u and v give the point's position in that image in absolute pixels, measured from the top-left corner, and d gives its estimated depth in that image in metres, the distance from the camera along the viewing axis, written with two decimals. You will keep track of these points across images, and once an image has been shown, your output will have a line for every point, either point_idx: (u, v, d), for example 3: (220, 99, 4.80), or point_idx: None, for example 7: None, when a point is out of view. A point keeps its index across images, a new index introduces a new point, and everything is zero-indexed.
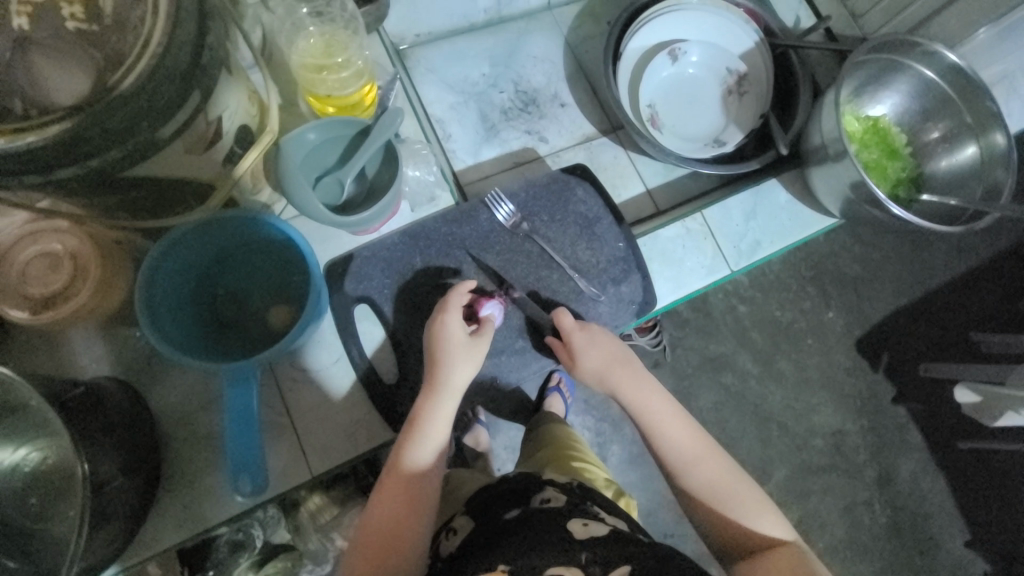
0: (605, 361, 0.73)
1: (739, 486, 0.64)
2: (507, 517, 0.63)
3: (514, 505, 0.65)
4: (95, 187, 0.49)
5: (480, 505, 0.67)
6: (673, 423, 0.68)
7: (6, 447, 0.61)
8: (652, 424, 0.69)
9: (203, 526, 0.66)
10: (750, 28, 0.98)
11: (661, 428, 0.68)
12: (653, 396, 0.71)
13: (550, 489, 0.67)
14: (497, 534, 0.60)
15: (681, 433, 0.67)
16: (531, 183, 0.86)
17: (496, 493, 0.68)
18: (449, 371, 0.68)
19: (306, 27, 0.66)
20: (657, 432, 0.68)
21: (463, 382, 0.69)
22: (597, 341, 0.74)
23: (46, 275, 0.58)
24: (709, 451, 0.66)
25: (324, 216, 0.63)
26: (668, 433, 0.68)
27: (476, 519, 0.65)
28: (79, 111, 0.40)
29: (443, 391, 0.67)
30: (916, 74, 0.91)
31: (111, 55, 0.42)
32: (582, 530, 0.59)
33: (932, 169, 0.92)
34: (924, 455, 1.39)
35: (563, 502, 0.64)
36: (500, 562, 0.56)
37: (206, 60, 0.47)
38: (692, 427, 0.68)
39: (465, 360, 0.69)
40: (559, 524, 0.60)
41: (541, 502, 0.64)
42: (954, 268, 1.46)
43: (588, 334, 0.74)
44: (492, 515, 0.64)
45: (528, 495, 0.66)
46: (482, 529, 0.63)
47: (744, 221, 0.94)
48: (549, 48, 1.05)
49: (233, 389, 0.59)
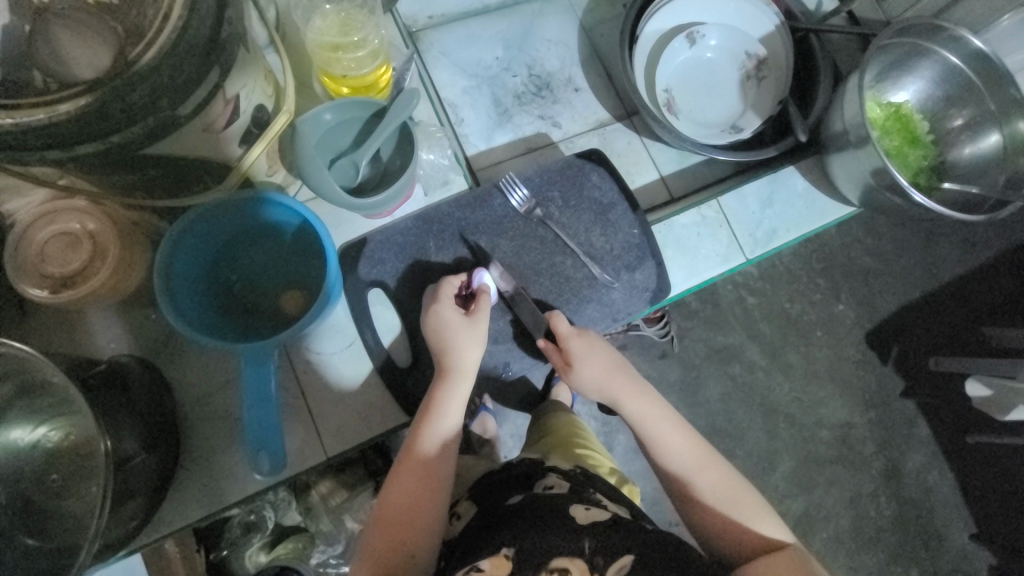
0: (602, 369, 0.70)
1: (740, 493, 0.61)
2: (510, 502, 0.63)
3: (517, 491, 0.65)
4: (115, 164, 0.49)
5: (484, 492, 0.69)
6: (673, 431, 0.66)
7: (25, 425, 0.62)
8: (650, 431, 0.66)
9: (220, 504, 0.67)
10: (771, 10, 0.95)
11: (660, 434, 0.66)
12: (653, 403, 0.68)
13: (552, 476, 0.67)
14: (499, 519, 0.61)
15: (681, 441, 0.65)
16: (545, 167, 0.85)
17: (500, 480, 0.69)
18: (458, 353, 0.67)
19: (323, 6, 0.66)
20: (656, 439, 0.65)
21: (473, 364, 0.68)
22: (595, 347, 0.71)
23: (65, 254, 0.58)
24: (708, 457, 0.64)
25: (339, 199, 0.63)
26: (667, 440, 0.65)
27: (482, 505, 0.66)
28: (100, 85, 0.40)
29: (452, 373, 0.66)
30: (941, 60, 0.89)
31: (133, 28, 0.42)
32: (584, 515, 0.59)
33: (955, 157, 0.90)
34: (932, 448, 1.38)
35: (565, 488, 0.64)
36: (503, 546, 0.56)
37: (225, 35, 0.47)
38: (692, 434, 0.66)
39: (474, 341, 0.68)
40: (561, 508, 0.60)
41: (543, 488, 0.65)
42: (967, 260, 1.44)
43: (584, 338, 0.72)
44: (496, 501, 0.65)
45: (530, 482, 0.67)
46: (484, 514, 0.64)
47: (760, 208, 0.93)
48: (564, 31, 1.03)
49: (250, 368, 0.60)
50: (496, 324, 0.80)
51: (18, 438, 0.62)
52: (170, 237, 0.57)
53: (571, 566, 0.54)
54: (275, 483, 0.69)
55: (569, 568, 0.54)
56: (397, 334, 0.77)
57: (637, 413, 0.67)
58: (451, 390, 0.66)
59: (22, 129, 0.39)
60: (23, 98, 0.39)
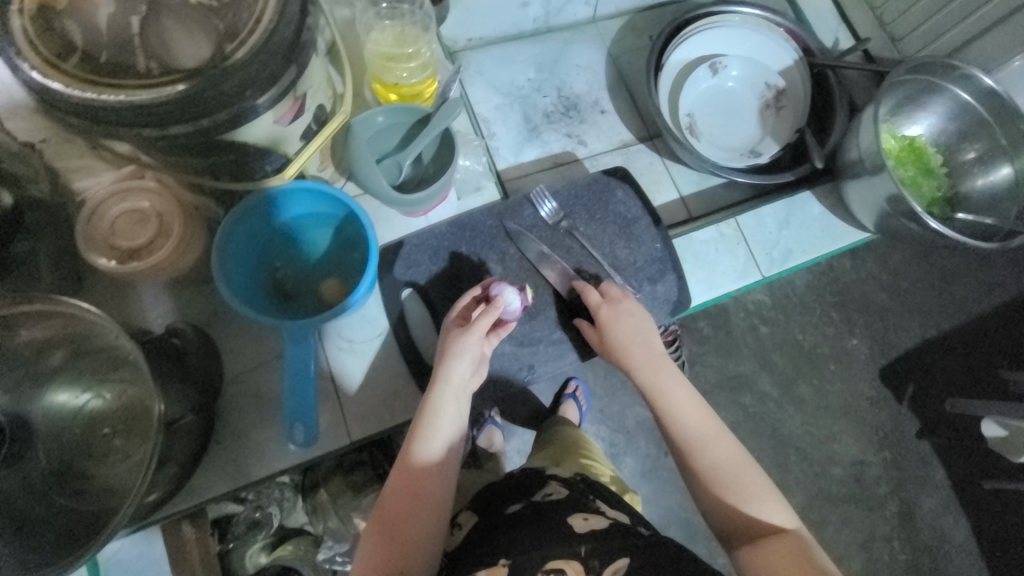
0: (627, 336, 0.74)
1: (746, 474, 0.64)
2: (509, 511, 0.65)
3: (516, 498, 0.67)
4: (196, 147, 0.55)
5: (484, 501, 0.70)
6: (684, 399, 0.69)
7: (74, 389, 0.65)
8: (661, 395, 0.69)
9: (247, 479, 0.70)
10: (790, 46, 1.02)
11: (673, 402, 0.69)
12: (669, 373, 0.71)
13: (552, 484, 0.69)
14: (499, 527, 0.63)
15: (690, 411, 0.68)
16: (573, 183, 0.90)
17: (498, 488, 0.70)
18: (449, 365, 0.66)
19: (380, 21, 0.72)
20: (668, 406, 0.69)
21: (465, 375, 0.66)
22: (619, 316, 0.75)
23: (133, 229, 0.64)
24: (716, 429, 0.67)
25: (386, 194, 0.68)
26: (679, 407, 0.68)
27: (482, 511, 0.68)
28: (198, 75, 0.45)
29: (444, 384, 0.66)
30: (953, 96, 0.93)
31: (230, 27, 0.47)
32: (583, 525, 0.60)
33: (968, 189, 0.94)
34: (948, 493, 1.36)
35: (564, 495, 0.66)
36: (500, 556, 0.58)
37: (305, 39, 0.52)
38: (699, 405, 0.69)
39: (462, 354, 0.66)
40: (560, 517, 0.62)
41: (543, 495, 0.67)
42: (983, 302, 1.45)
43: (612, 308, 0.76)
44: (495, 508, 0.67)
45: (529, 488, 0.69)
46: (484, 523, 0.65)
47: (777, 229, 0.96)
48: (592, 57, 1.10)
49: (292, 344, 0.64)
50: (520, 326, 0.83)
51: (62, 402, 0.64)
52: (226, 225, 0.62)
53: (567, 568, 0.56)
54: (300, 463, 0.71)
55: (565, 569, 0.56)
56: (425, 327, 0.80)
57: (653, 379, 0.71)
58: (440, 401, 0.65)
59: (129, 109, 0.45)
60: (129, 81, 0.45)
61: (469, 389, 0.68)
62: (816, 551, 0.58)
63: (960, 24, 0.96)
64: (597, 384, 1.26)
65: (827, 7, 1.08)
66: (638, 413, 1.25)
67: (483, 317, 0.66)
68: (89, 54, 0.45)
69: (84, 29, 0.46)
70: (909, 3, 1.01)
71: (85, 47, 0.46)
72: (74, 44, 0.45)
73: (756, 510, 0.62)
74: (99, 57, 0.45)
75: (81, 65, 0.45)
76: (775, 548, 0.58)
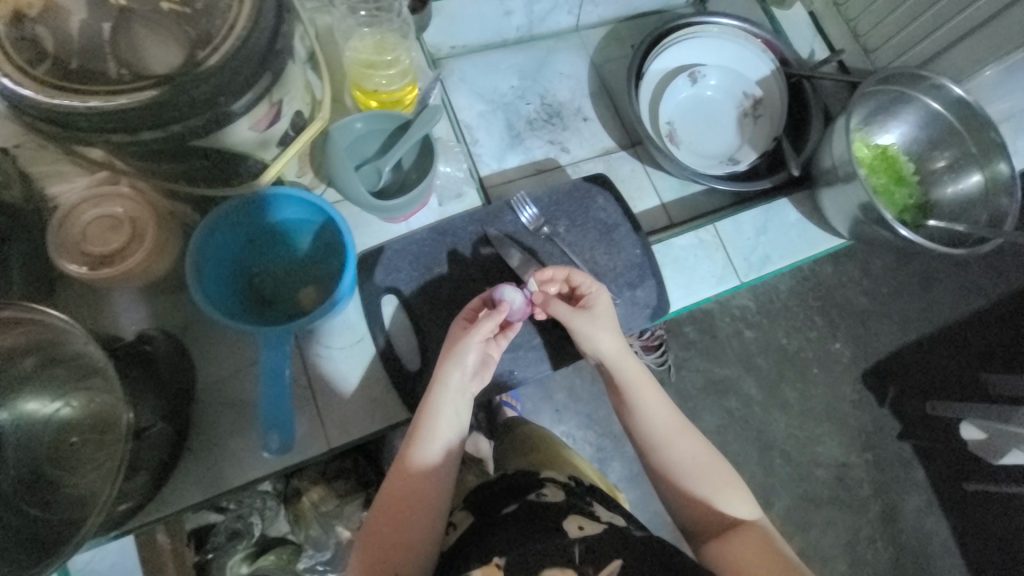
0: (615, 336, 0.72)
1: (714, 469, 0.68)
2: (505, 511, 0.65)
3: (511, 500, 0.67)
4: (169, 152, 0.54)
5: (480, 500, 0.69)
6: (656, 400, 0.70)
7: (45, 397, 0.64)
8: (634, 396, 0.71)
9: (222, 488, 0.69)
10: (766, 57, 1.04)
11: (644, 403, 0.70)
12: (641, 372, 0.71)
13: (549, 485, 0.69)
14: (493, 531, 0.62)
15: (661, 412, 0.70)
16: (553, 189, 0.91)
17: (494, 489, 0.70)
18: (448, 368, 0.67)
19: (360, 29, 0.72)
20: (639, 407, 0.70)
21: (465, 376, 0.67)
22: (602, 306, 0.73)
23: (105, 235, 0.63)
24: (683, 429, 0.69)
25: (365, 200, 0.68)
26: (652, 410, 0.70)
27: (476, 512, 0.67)
28: (169, 81, 0.45)
29: (442, 387, 0.67)
30: (923, 106, 0.95)
31: (203, 34, 0.47)
32: (577, 531, 0.60)
33: (938, 196, 0.96)
34: (928, 493, 1.38)
35: (559, 498, 0.66)
36: (495, 556, 0.59)
37: (281, 46, 0.53)
38: (668, 405, 0.71)
39: (462, 356, 0.67)
40: (554, 522, 0.61)
41: (537, 496, 0.66)
42: (961, 306, 1.48)
43: (599, 297, 0.73)
44: (490, 510, 0.67)
45: (524, 489, 0.68)
46: (481, 523, 0.65)
47: (755, 235, 0.98)
48: (575, 66, 1.12)
49: (268, 350, 0.63)
50: None
51: (35, 410, 0.64)
52: (199, 236, 0.62)
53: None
54: (278, 470, 0.71)
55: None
56: (406, 333, 0.80)
57: (633, 381, 0.71)
58: (438, 405, 0.66)
59: (97, 114, 0.44)
60: (98, 86, 0.45)
61: (467, 389, 0.68)
62: (776, 538, 0.64)
63: (931, 35, 0.97)
64: (584, 388, 1.27)
65: (803, 19, 1.11)
66: None
67: (486, 320, 0.67)
68: (58, 59, 0.45)
69: (55, 35, 0.46)
70: (882, 16, 1.03)
71: (55, 53, 0.45)
72: (43, 49, 0.45)
73: (724, 504, 0.66)
74: (68, 63, 0.45)
75: (50, 71, 0.44)
76: (741, 540, 0.63)
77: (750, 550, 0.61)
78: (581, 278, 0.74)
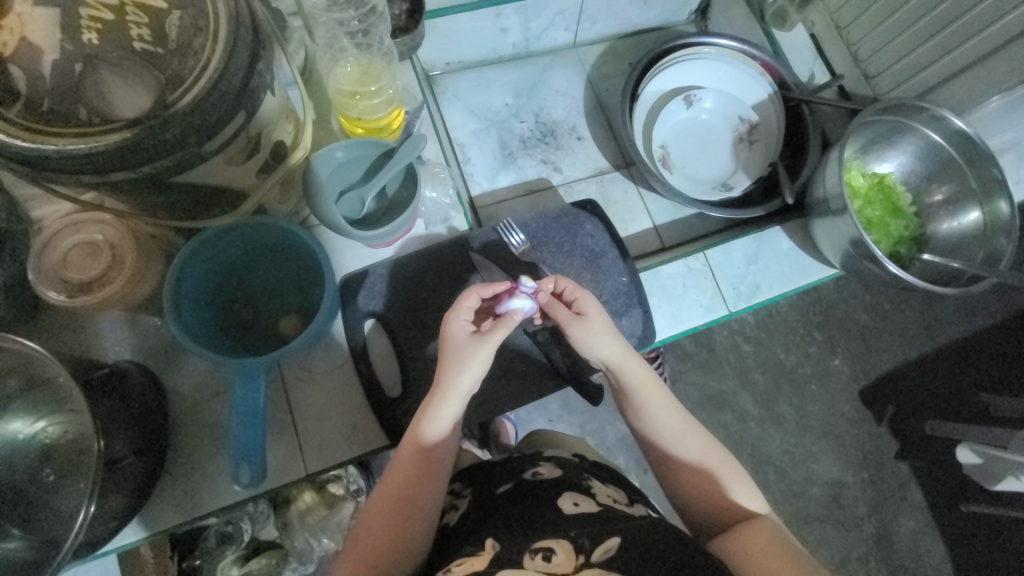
0: (620, 342, 0.68)
1: (720, 461, 0.66)
2: (500, 491, 0.66)
3: (507, 479, 0.68)
4: (145, 188, 0.54)
5: (477, 478, 0.71)
6: (663, 400, 0.68)
7: (27, 417, 0.65)
8: (641, 398, 0.68)
9: (199, 512, 0.70)
10: (764, 81, 1.02)
11: (650, 404, 0.68)
12: (649, 375, 0.69)
13: (547, 465, 0.70)
14: (490, 509, 0.64)
15: (669, 411, 0.68)
16: (542, 214, 0.91)
17: (492, 468, 0.72)
18: (455, 375, 0.64)
19: (347, 55, 0.72)
20: (647, 407, 0.68)
21: (469, 384, 0.65)
22: (597, 310, 0.68)
23: (86, 262, 0.64)
24: (691, 425, 0.67)
25: (345, 230, 0.68)
26: (657, 407, 0.68)
27: (475, 491, 0.69)
28: (138, 124, 0.45)
29: (449, 393, 0.64)
30: (923, 136, 0.93)
31: (173, 76, 0.47)
32: (572, 508, 0.60)
33: (934, 230, 0.95)
34: (925, 515, 1.36)
35: (556, 475, 0.67)
36: (490, 536, 0.59)
37: (254, 84, 0.53)
38: (676, 402, 0.69)
39: (471, 362, 0.64)
40: (549, 499, 0.62)
41: (532, 474, 0.68)
42: (964, 326, 1.45)
43: (589, 300, 0.68)
44: (485, 488, 0.68)
45: (520, 469, 0.70)
46: (477, 503, 0.66)
47: (745, 264, 0.96)
48: (571, 83, 1.10)
49: (243, 385, 0.63)
50: None
51: (17, 431, 0.65)
52: (173, 276, 0.61)
53: (556, 546, 0.55)
54: (255, 495, 0.71)
55: (554, 547, 0.55)
56: (389, 358, 0.80)
57: (638, 380, 0.68)
58: (442, 410, 0.64)
59: (69, 158, 0.45)
60: (68, 128, 0.45)
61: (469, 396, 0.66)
62: (785, 532, 0.60)
63: (932, 65, 0.93)
64: (577, 399, 1.28)
65: (804, 41, 1.09)
66: (619, 430, 1.28)
67: (496, 330, 0.64)
68: (30, 101, 0.45)
69: (28, 74, 0.46)
70: (886, 39, 0.98)
71: (27, 94, 0.45)
72: (15, 91, 0.45)
73: (730, 498, 0.63)
74: (39, 104, 0.45)
75: (22, 112, 0.45)
76: (747, 531, 0.59)
77: (753, 538, 0.58)
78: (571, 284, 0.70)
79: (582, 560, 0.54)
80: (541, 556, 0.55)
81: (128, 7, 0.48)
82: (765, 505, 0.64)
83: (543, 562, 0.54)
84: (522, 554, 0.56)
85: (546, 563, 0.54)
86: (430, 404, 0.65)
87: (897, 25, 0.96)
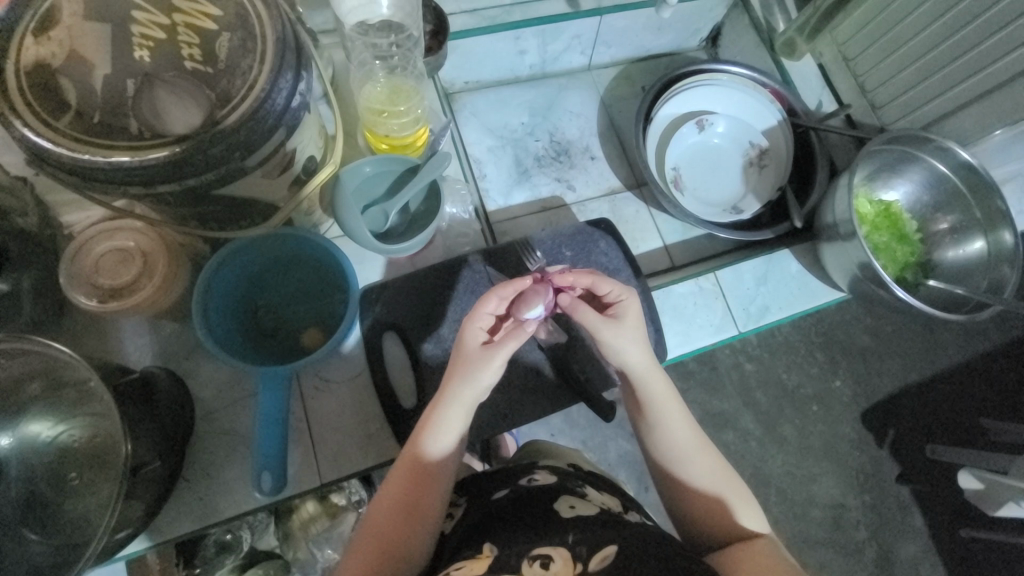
0: (641, 357, 0.65)
1: (726, 480, 0.66)
2: (496, 497, 0.66)
3: (504, 486, 0.68)
4: (183, 199, 0.56)
5: (474, 484, 0.71)
6: (682, 421, 0.66)
7: (47, 420, 0.64)
8: (658, 415, 0.66)
9: (214, 518, 0.70)
10: (774, 107, 1.05)
11: (667, 423, 0.66)
12: (667, 391, 0.66)
13: (541, 471, 0.70)
14: (488, 515, 0.64)
15: (684, 432, 0.66)
16: (557, 232, 0.92)
17: (486, 476, 0.71)
18: (461, 384, 0.62)
19: (377, 76, 0.75)
20: (660, 426, 0.66)
21: (478, 395, 0.63)
22: (633, 316, 0.66)
23: (117, 268, 0.66)
24: (704, 447, 0.67)
25: (371, 243, 0.70)
26: (671, 425, 0.66)
27: (470, 500, 0.68)
28: (188, 139, 0.48)
29: (451, 404, 0.63)
30: (928, 166, 0.96)
31: (222, 95, 0.50)
32: (569, 510, 0.61)
33: (940, 258, 0.97)
34: (926, 539, 1.36)
35: (551, 481, 0.67)
36: (486, 545, 0.59)
37: (296, 104, 0.55)
38: (693, 423, 0.67)
39: (485, 374, 0.62)
40: (547, 504, 0.63)
41: (528, 481, 0.68)
42: (965, 350, 1.47)
43: (629, 306, 0.66)
44: (483, 493, 0.68)
45: (517, 475, 0.70)
46: (474, 510, 0.66)
47: (755, 285, 0.98)
48: (585, 105, 1.13)
49: (265, 388, 0.66)
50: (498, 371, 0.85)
51: (35, 434, 0.64)
52: (203, 280, 0.64)
53: (553, 553, 0.56)
54: (270, 504, 0.71)
55: (552, 555, 0.56)
56: (405, 370, 0.81)
57: (656, 395, 0.66)
58: (445, 419, 0.63)
59: (119, 169, 0.47)
60: (119, 141, 0.47)
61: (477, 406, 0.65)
62: (784, 550, 0.62)
63: (936, 99, 0.96)
64: (580, 415, 1.28)
65: (813, 70, 1.12)
66: (620, 446, 1.29)
67: (513, 342, 0.62)
68: (82, 113, 0.47)
69: (78, 87, 0.48)
70: (891, 73, 1.02)
71: (79, 106, 0.47)
72: (67, 103, 0.47)
73: (734, 518, 0.64)
74: (91, 117, 0.47)
75: (74, 122, 0.47)
76: (744, 549, 0.61)
77: (755, 555, 0.59)
78: (607, 284, 0.67)
79: (580, 568, 0.54)
80: (539, 562, 0.55)
81: (179, 26, 0.50)
82: (764, 523, 0.65)
83: (541, 569, 0.55)
84: (521, 560, 0.56)
85: (544, 569, 0.55)
86: (433, 411, 0.64)
87: (903, 59, 0.99)
